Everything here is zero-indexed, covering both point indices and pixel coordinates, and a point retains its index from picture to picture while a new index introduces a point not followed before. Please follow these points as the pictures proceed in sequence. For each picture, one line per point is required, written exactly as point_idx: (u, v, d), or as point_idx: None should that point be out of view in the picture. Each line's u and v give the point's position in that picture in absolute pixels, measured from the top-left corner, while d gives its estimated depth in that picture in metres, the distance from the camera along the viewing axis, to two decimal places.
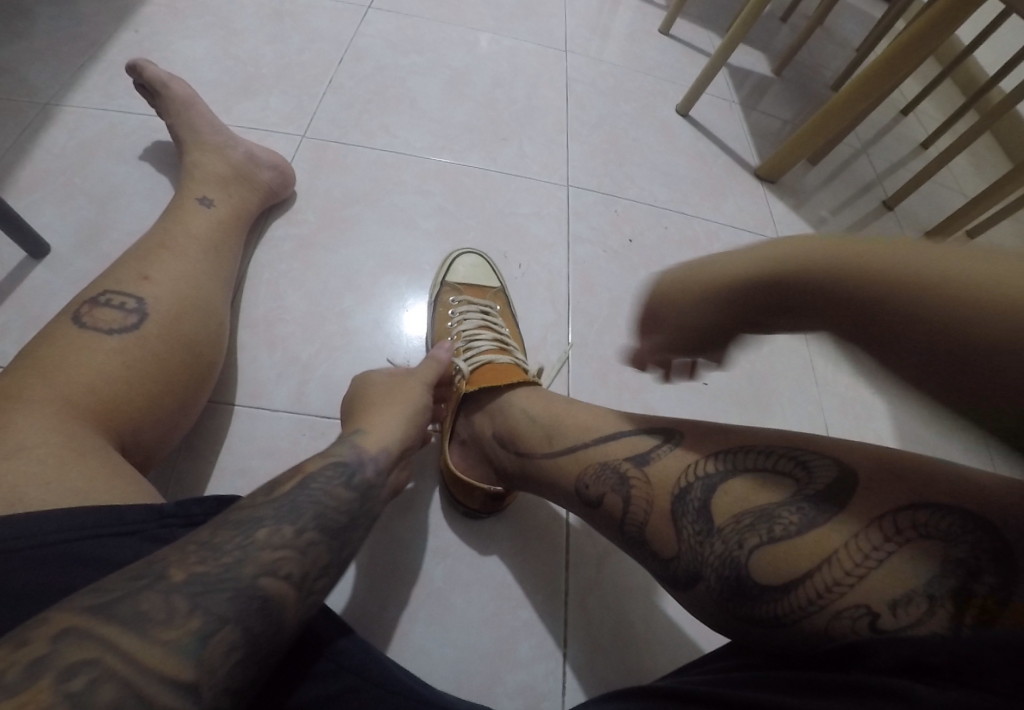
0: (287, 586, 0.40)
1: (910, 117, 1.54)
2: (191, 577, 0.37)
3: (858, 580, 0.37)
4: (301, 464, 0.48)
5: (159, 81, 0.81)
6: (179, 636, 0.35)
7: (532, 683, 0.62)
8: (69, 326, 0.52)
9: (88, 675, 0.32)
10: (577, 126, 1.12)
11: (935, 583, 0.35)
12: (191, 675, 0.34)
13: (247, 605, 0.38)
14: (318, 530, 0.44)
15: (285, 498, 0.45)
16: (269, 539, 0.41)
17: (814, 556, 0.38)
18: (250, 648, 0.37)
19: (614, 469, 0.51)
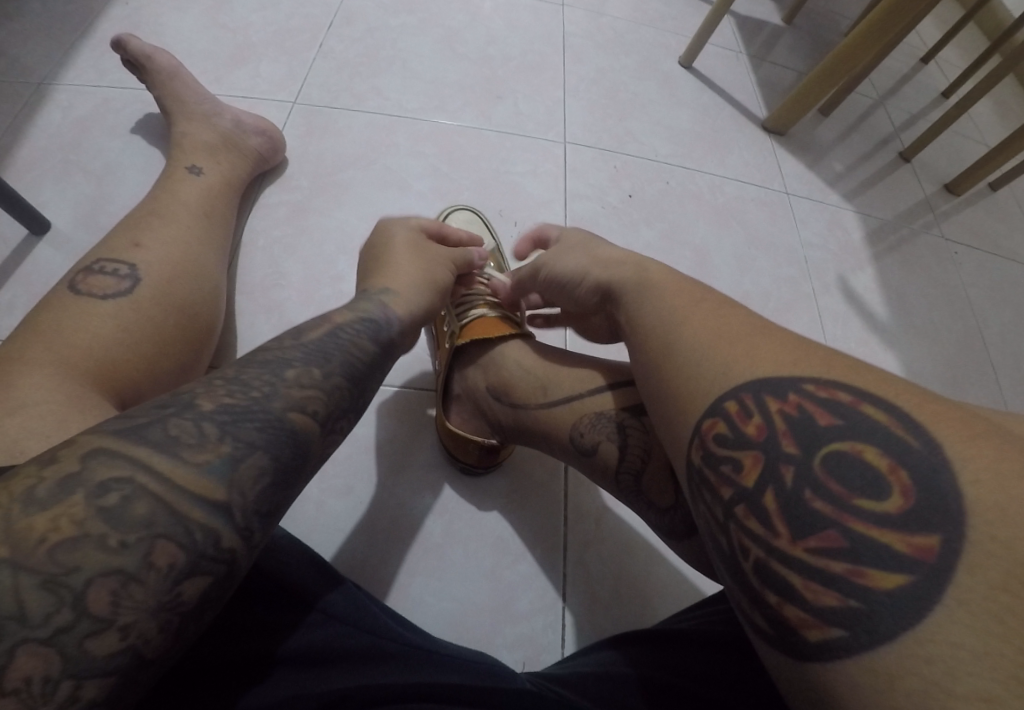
0: (313, 422, 0.37)
1: (932, 64, 1.48)
2: (221, 407, 0.34)
3: (782, 584, 0.32)
4: (328, 314, 0.46)
5: (143, 54, 0.81)
6: (211, 459, 0.32)
7: (531, 635, 0.63)
8: (66, 294, 0.53)
9: (120, 492, 0.29)
10: (574, 81, 1.09)
11: (862, 599, 0.29)
12: (223, 496, 0.32)
13: (276, 436, 0.35)
14: (345, 375, 0.41)
15: (315, 343, 0.42)
16: (299, 381, 0.38)
17: (744, 553, 0.34)
18: (280, 476, 0.34)
19: (609, 418, 0.52)
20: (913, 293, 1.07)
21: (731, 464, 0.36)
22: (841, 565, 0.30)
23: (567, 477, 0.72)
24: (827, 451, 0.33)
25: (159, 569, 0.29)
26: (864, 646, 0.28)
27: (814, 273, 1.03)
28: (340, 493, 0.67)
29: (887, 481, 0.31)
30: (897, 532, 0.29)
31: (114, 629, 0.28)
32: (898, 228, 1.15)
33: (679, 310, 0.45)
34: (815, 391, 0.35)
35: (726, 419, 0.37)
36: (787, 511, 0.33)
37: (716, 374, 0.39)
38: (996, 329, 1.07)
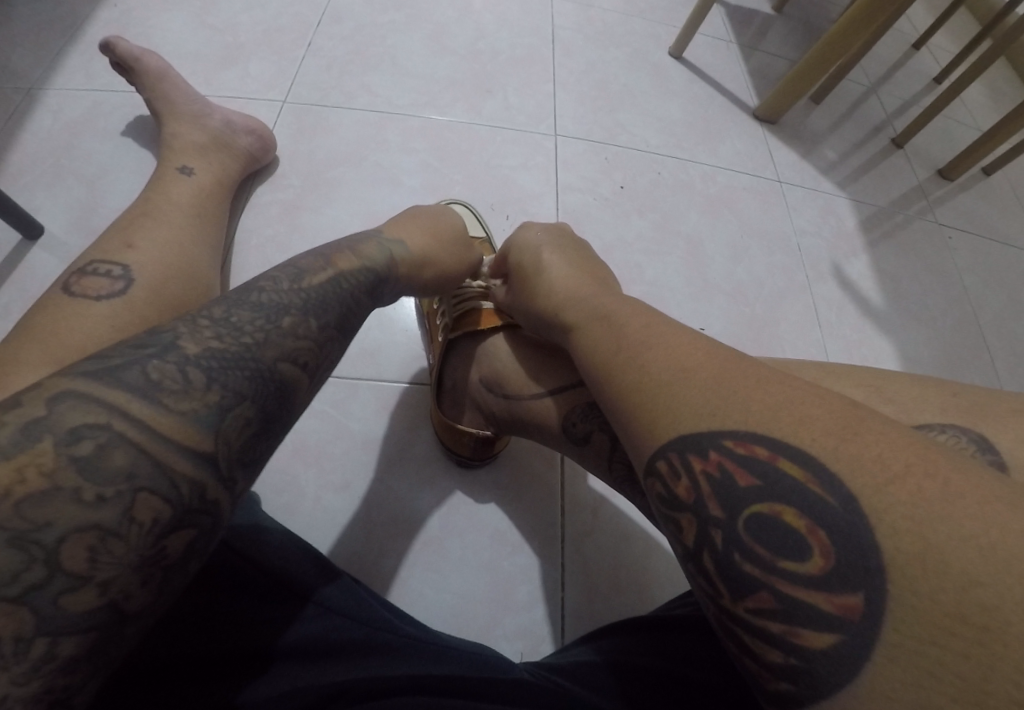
0: (302, 372, 0.38)
1: (922, 50, 1.48)
2: (207, 352, 0.34)
3: (735, 639, 0.31)
4: (331, 258, 0.46)
5: (131, 56, 0.81)
6: (196, 408, 0.32)
7: (530, 626, 0.64)
8: (59, 296, 0.53)
9: (96, 440, 0.29)
10: (564, 74, 1.09)
11: (799, 658, 0.29)
12: (209, 448, 0.32)
13: (264, 384, 0.36)
14: (337, 324, 0.42)
15: (315, 291, 0.43)
16: (296, 329, 0.39)
17: (700, 606, 0.34)
18: (264, 426, 0.35)
19: (602, 408, 0.52)
20: (907, 279, 1.07)
21: (674, 522, 0.35)
22: (777, 626, 0.30)
23: (563, 469, 0.72)
24: (752, 510, 0.32)
25: (140, 523, 0.29)
26: (809, 701, 0.28)
27: (808, 261, 1.03)
28: (337, 489, 0.67)
29: (808, 542, 0.30)
30: (820, 591, 0.29)
31: (92, 585, 0.28)
32: (892, 215, 1.15)
33: (610, 351, 0.43)
34: (733, 448, 0.33)
35: (660, 478, 0.36)
36: (723, 572, 0.32)
37: (642, 439, 0.37)
38: (991, 313, 1.08)
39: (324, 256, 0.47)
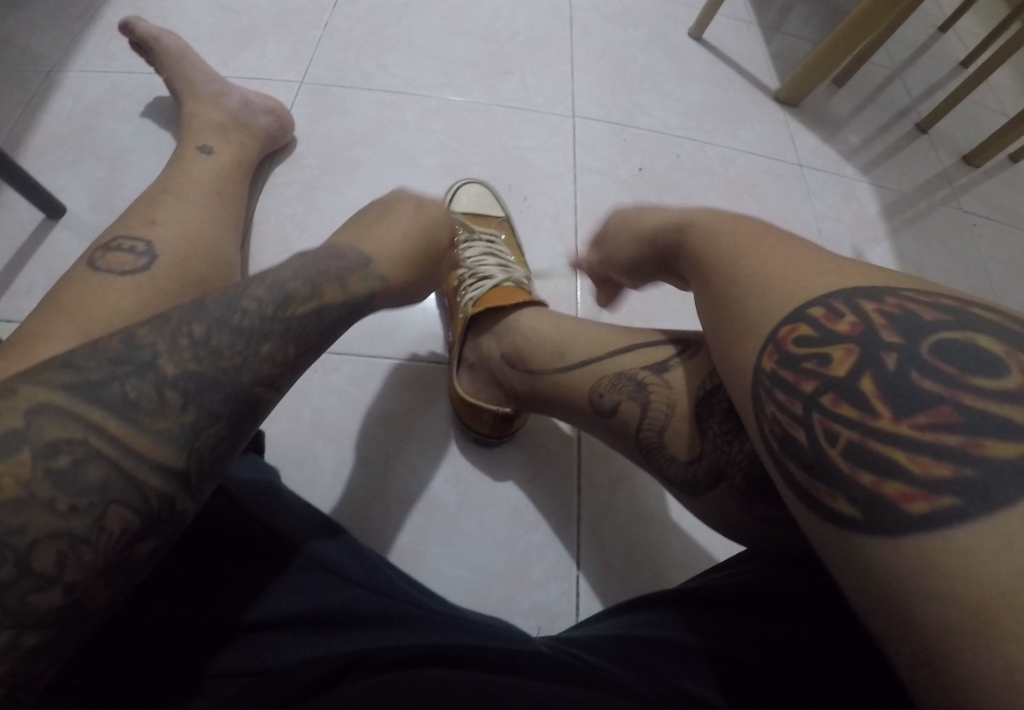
0: (275, 393, 0.37)
1: (950, 32, 1.44)
2: (185, 374, 0.33)
3: (881, 461, 0.29)
4: (315, 282, 0.40)
5: (151, 36, 0.82)
6: (170, 428, 0.31)
7: (545, 603, 0.64)
8: (85, 270, 0.54)
9: (70, 454, 0.29)
10: (583, 55, 1.08)
11: (975, 469, 0.26)
12: (180, 463, 0.31)
13: (237, 410, 0.34)
14: (304, 338, 0.38)
15: (298, 313, 0.38)
16: (273, 356, 0.36)
17: (833, 447, 0.31)
18: (236, 442, 0.34)
19: (630, 378, 0.51)
20: (929, 266, 1.05)
21: (815, 359, 0.33)
22: (955, 438, 0.27)
23: (581, 448, 0.72)
24: (934, 339, 0.30)
25: (109, 532, 0.29)
26: (974, 515, 0.25)
27: (828, 246, 1.01)
28: (355, 464, 0.68)
29: (1003, 360, 0.29)
30: (1012, 405, 0.27)
31: (58, 585, 0.28)
32: (916, 201, 1.13)
33: (759, 231, 0.42)
34: (916, 295, 0.33)
35: (818, 319, 0.34)
36: (888, 392, 0.30)
37: (794, 290, 0.36)
38: (1015, 301, 1.06)
39: (310, 282, 0.41)
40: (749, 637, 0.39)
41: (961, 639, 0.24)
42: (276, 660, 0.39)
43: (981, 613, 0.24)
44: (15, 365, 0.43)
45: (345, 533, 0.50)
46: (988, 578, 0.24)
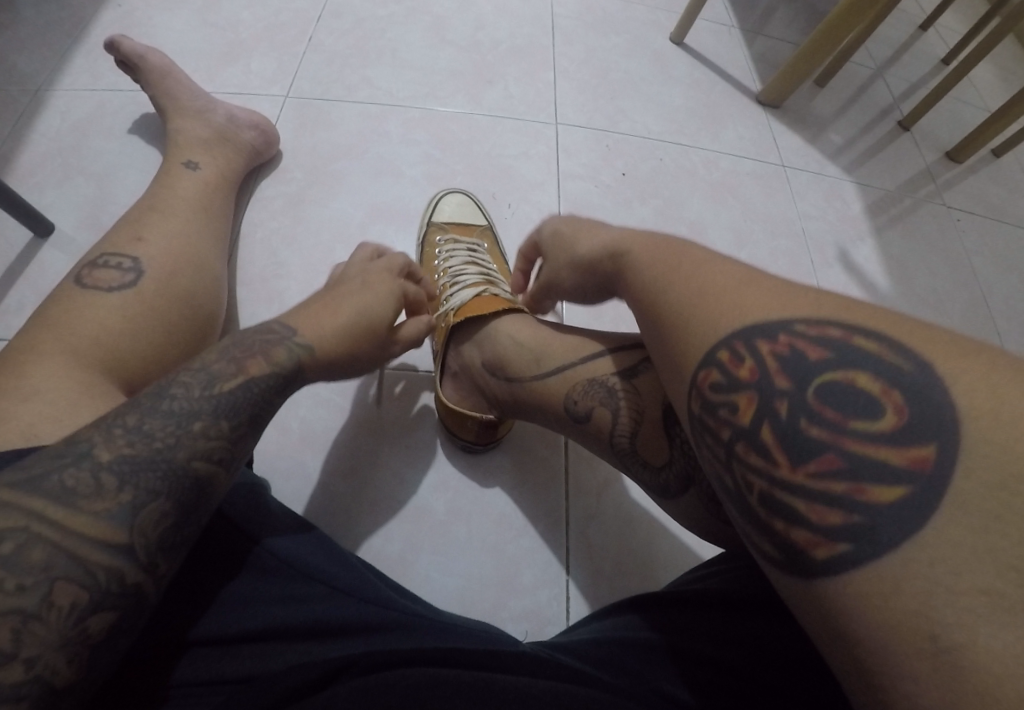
0: (220, 468, 0.38)
1: (931, 31, 1.46)
2: (121, 457, 0.35)
3: (787, 510, 0.31)
4: (241, 362, 0.43)
5: (136, 54, 0.83)
6: (110, 507, 0.34)
7: (536, 609, 0.65)
8: (72, 288, 0.55)
9: (16, 541, 0.31)
10: (565, 63, 1.10)
11: (864, 516, 0.29)
12: (125, 539, 0.33)
13: (179, 483, 0.36)
14: (240, 413, 0.41)
15: (227, 396, 0.41)
16: (206, 433, 0.38)
17: (747, 492, 0.33)
18: (182, 516, 0.36)
19: (601, 384, 0.52)
20: (915, 263, 1.07)
21: (727, 406, 0.35)
22: (843, 486, 0.30)
23: (568, 453, 0.73)
24: (820, 379, 0.33)
25: (60, 607, 0.31)
26: (871, 558, 0.28)
27: (812, 245, 1.03)
28: (343, 474, 0.69)
29: (882, 401, 0.31)
30: (894, 447, 0.30)
31: (17, 661, 0.29)
32: (900, 199, 1.15)
33: (669, 260, 0.43)
34: (806, 329, 0.34)
35: (718, 367, 0.36)
36: (785, 442, 0.32)
37: (704, 327, 0.38)
38: (1000, 295, 1.07)
39: (237, 358, 0.43)
40: (723, 640, 0.40)
41: (885, 672, 0.26)
42: (260, 667, 0.39)
43: (896, 640, 0.26)
44: (3, 381, 0.44)
45: (318, 534, 0.51)
46: (902, 609, 0.26)
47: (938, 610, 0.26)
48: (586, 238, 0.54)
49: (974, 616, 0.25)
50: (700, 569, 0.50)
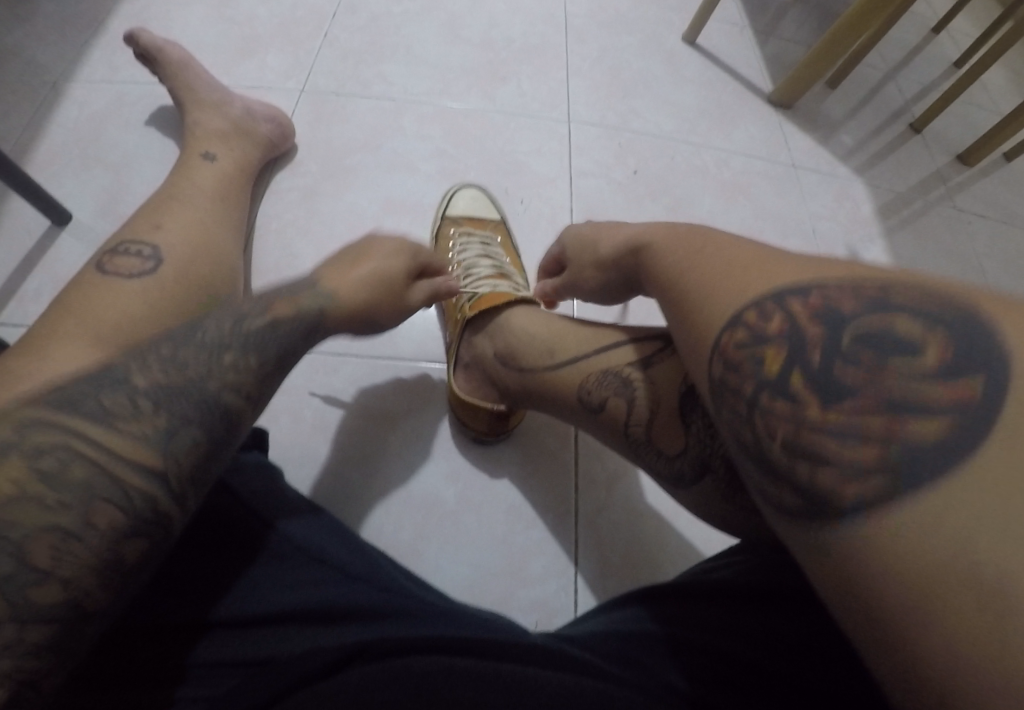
0: (246, 403, 0.41)
1: (943, 33, 1.46)
2: (154, 385, 0.37)
3: (812, 455, 0.30)
4: (269, 303, 0.46)
5: (155, 47, 0.84)
6: (144, 432, 0.35)
7: (544, 599, 0.65)
8: (93, 274, 0.55)
9: (57, 459, 0.33)
10: (578, 61, 1.10)
11: (900, 456, 0.28)
12: (159, 465, 0.35)
13: (207, 412, 0.38)
14: (265, 348, 0.43)
15: (256, 334, 0.43)
16: (236, 365, 0.41)
17: (767, 443, 0.32)
18: (211, 447, 0.38)
19: (615, 374, 0.52)
20: (925, 264, 1.07)
21: (754, 357, 0.34)
22: (879, 428, 0.29)
23: (578, 446, 0.74)
24: (858, 325, 0.32)
25: (97, 528, 0.32)
26: (903, 497, 0.27)
27: (823, 245, 1.03)
28: (355, 463, 0.69)
29: (924, 339, 0.30)
30: (931, 386, 0.29)
31: (54, 579, 0.31)
32: (911, 200, 1.15)
33: (693, 246, 0.44)
34: (838, 284, 0.34)
35: (744, 326, 0.36)
36: (817, 387, 0.31)
37: (731, 294, 0.38)
38: (1011, 297, 1.07)
39: (265, 301, 0.46)
40: (744, 632, 0.40)
41: (907, 617, 0.25)
42: (278, 651, 0.40)
43: (927, 575, 0.25)
44: (27, 364, 0.45)
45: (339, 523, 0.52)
46: (929, 550, 0.26)
47: (974, 537, 0.25)
48: (608, 240, 0.55)
49: (1010, 549, 0.24)
50: (716, 558, 0.50)
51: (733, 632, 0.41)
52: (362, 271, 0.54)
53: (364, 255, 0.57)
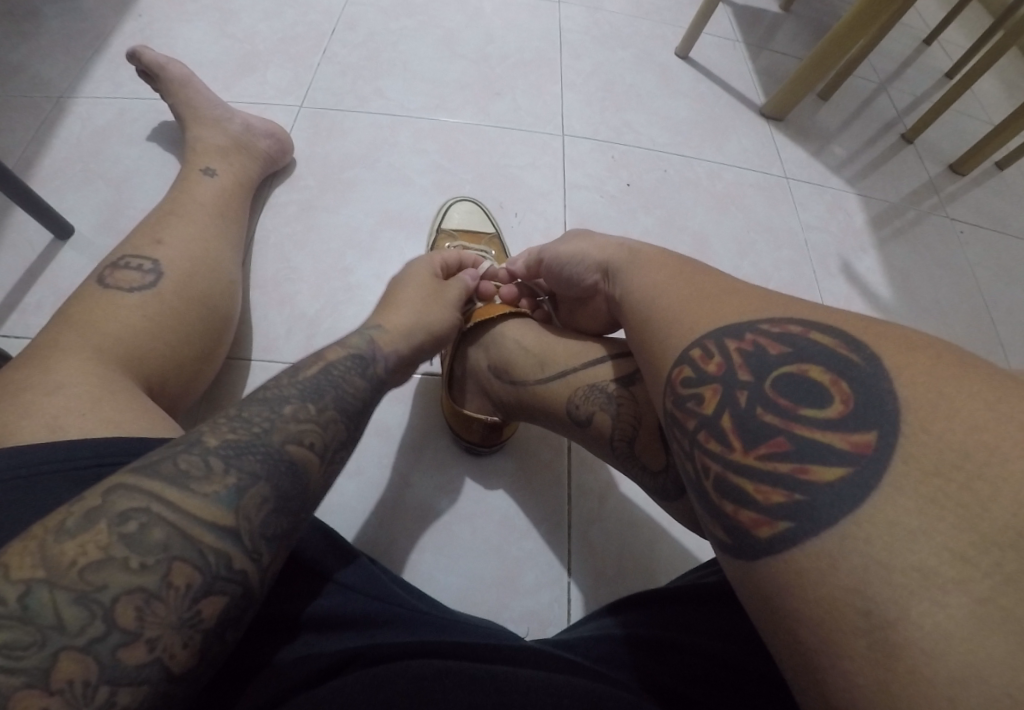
0: (311, 453, 0.41)
1: (934, 46, 1.48)
2: (224, 443, 0.38)
3: (736, 493, 0.34)
4: (320, 352, 0.49)
5: (157, 64, 0.85)
6: (217, 490, 0.36)
7: (537, 610, 0.66)
8: (94, 287, 0.57)
9: (137, 521, 0.33)
10: (572, 76, 1.12)
11: (804, 494, 0.32)
12: (231, 522, 0.35)
13: (275, 466, 0.39)
14: (339, 409, 0.45)
15: (311, 380, 0.46)
16: (296, 416, 0.42)
17: (702, 475, 0.37)
18: (282, 502, 0.38)
19: (602, 389, 0.54)
20: (918, 274, 1.08)
21: (695, 399, 0.39)
22: (789, 465, 0.33)
23: (570, 456, 0.75)
24: (779, 370, 0.36)
25: (176, 588, 0.32)
26: (809, 535, 0.30)
27: (816, 256, 1.04)
28: (350, 474, 0.70)
29: (830, 391, 0.34)
30: (839, 431, 0.32)
31: (141, 641, 0.31)
32: (904, 211, 1.16)
33: (659, 277, 0.48)
34: (769, 328, 0.38)
35: (691, 364, 0.40)
36: (742, 427, 0.36)
37: (682, 334, 0.42)
38: (1004, 307, 1.08)
39: (315, 351, 0.49)
40: (745, 639, 0.41)
41: (819, 648, 0.29)
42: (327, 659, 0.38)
43: (831, 616, 0.28)
44: (31, 377, 0.46)
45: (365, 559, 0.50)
46: (835, 586, 0.29)
47: (874, 586, 0.28)
48: (566, 246, 0.61)
49: (905, 590, 0.27)
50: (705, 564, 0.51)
51: (735, 637, 0.42)
52: (411, 294, 0.62)
53: (405, 280, 0.65)
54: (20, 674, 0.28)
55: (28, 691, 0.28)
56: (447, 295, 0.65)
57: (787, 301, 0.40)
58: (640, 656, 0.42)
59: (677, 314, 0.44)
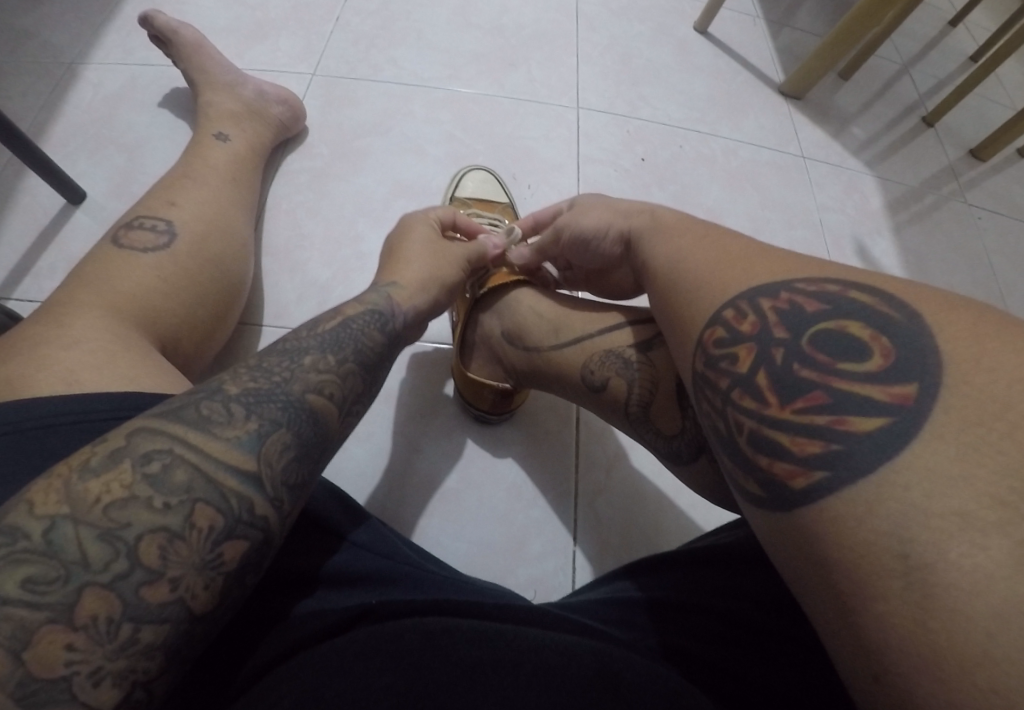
0: (331, 404, 0.42)
1: (959, 27, 1.44)
2: (246, 390, 0.38)
3: (771, 446, 0.34)
4: (339, 307, 0.49)
5: (169, 28, 0.85)
6: (239, 435, 0.36)
7: (543, 576, 0.66)
8: (109, 247, 0.57)
9: (160, 461, 0.33)
10: (588, 48, 1.10)
11: (843, 442, 0.31)
12: (253, 467, 0.35)
13: (296, 415, 0.39)
14: (357, 363, 0.45)
15: (331, 333, 0.46)
16: (316, 366, 0.42)
17: (737, 430, 0.36)
18: (303, 450, 0.38)
19: (618, 355, 0.54)
20: (933, 259, 1.07)
21: (727, 359, 0.39)
22: (825, 418, 0.33)
23: (579, 427, 0.75)
24: (819, 326, 0.36)
25: (199, 529, 0.33)
26: (848, 483, 0.30)
27: (830, 237, 1.03)
28: (359, 439, 0.71)
29: (870, 345, 0.34)
30: (878, 384, 0.32)
31: (164, 580, 0.31)
32: (923, 195, 1.14)
33: (686, 240, 0.48)
34: (805, 287, 0.38)
35: (724, 325, 0.40)
36: (778, 383, 0.35)
37: (712, 295, 0.42)
38: (1019, 295, 1.07)
39: (334, 306, 0.50)
40: (758, 601, 0.42)
41: (858, 590, 0.29)
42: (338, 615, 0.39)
43: (870, 563, 0.28)
44: (48, 332, 0.46)
45: (375, 522, 0.50)
46: (873, 531, 0.29)
47: (912, 531, 0.28)
48: (588, 215, 0.60)
49: (942, 534, 0.27)
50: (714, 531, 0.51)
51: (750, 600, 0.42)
52: (415, 249, 0.61)
53: (405, 234, 0.64)
54: (45, 609, 0.29)
55: (51, 627, 0.28)
56: (454, 249, 0.64)
57: (813, 263, 0.40)
58: (652, 619, 0.42)
59: (705, 276, 0.43)
